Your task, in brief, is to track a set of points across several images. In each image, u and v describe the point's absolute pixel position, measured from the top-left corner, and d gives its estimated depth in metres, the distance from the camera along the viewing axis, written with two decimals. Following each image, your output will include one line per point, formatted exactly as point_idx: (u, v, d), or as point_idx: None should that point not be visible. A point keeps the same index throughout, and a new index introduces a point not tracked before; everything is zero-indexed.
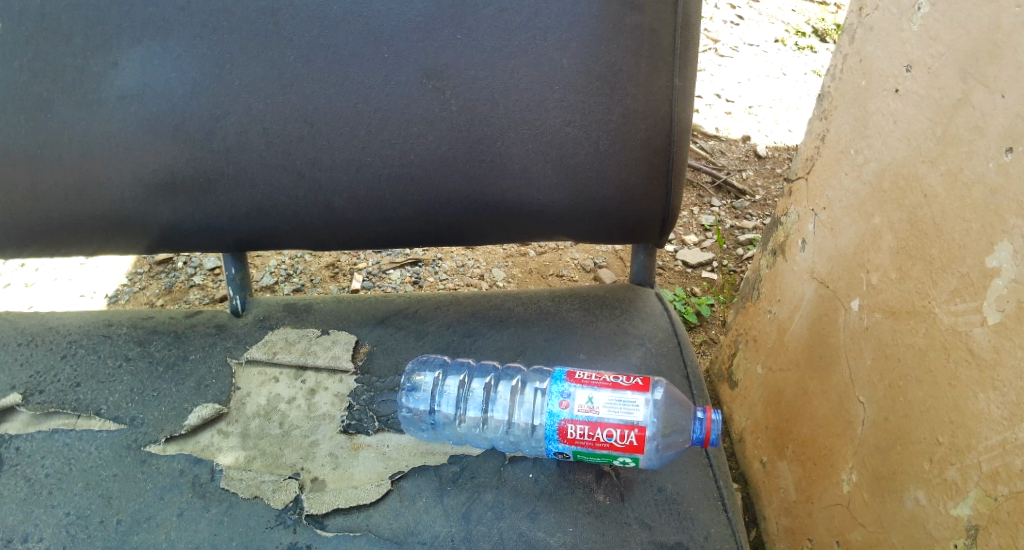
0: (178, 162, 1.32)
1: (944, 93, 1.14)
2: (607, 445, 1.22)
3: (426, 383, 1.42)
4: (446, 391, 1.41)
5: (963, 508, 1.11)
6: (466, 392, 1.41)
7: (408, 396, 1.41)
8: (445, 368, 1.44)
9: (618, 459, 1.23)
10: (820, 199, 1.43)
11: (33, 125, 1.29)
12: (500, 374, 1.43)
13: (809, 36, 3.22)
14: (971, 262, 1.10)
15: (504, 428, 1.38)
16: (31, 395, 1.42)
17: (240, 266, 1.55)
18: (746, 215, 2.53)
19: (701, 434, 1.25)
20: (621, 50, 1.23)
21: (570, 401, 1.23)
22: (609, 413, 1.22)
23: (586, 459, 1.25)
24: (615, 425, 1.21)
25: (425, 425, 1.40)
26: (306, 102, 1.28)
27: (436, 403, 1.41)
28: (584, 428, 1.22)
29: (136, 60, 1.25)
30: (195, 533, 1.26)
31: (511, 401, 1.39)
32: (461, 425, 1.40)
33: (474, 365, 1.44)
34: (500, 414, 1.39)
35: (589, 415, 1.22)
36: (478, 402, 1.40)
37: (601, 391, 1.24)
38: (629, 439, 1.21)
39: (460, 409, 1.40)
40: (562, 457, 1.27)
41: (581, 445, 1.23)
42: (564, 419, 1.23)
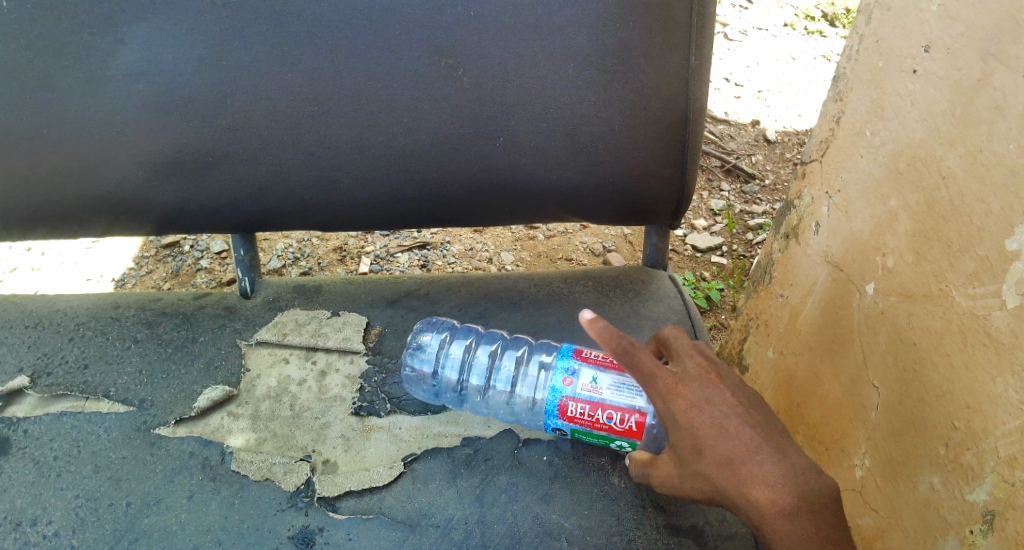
0: (186, 142, 1.31)
1: (964, 73, 1.13)
2: (606, 427, 1.22)
3: (432, 345, 1.45)
4: (452, 353, 1.44)
5: (979, 493, 1.10)
6: (472, 357, 1.44)
7: (413, 357, 1.44)
8: (454, 332, 1.46)
9: (617, 442, 1.23)
10: (835, 182, 1.41)
11: (38, 103, 1.27)
12: (507, 343, 1.45)
13: (819, 21, 3.19)
14: (990, 244, 1.09)
15: (507, 398, 1.43)
16: (38, 378, 1.41)
17: (248, 247, 1.52)
18: (756, 200, 2.51)
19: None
20: (635, 27, 1.21)
21: (575, 378, 1.22)
22: (612, 396, 1.21)
23: (583, 439, 1.25)
24: (617, 409, 1.20)
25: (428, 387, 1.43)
26: (316, 81, 1.26)
27: (442, 368, 1.43)
28: (585, 407, 1.21)
29: (141, 36, 1.23)
30: (205, 516, 1.25)
31: (516, 370, 1.42)
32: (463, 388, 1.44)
33: (482, 332, 1.46)
34: (504, 382, 1.42)
35: (592, 395, 1.21)
36: (483, 367, 1.43)
37: (607, 373, 1.22)
38: (630, 423, 1.21)
39: (463, 375, 1.44)
40: (558, 434, 1.28)
41: (580, 425, 1.23)
42: (566, 396, 1.22)
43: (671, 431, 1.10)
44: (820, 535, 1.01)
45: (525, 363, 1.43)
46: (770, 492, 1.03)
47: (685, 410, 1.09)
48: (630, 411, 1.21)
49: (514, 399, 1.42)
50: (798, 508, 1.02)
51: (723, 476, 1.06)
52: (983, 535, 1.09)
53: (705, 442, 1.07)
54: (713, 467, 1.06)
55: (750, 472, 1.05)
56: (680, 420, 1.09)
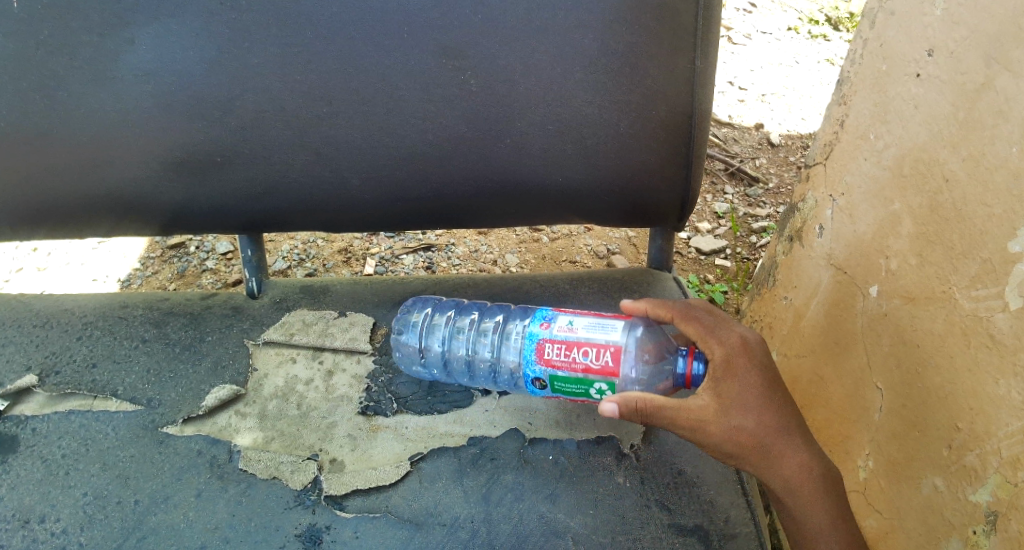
0: (195, 142, 1.33)
1: (967, 77, 1.14)
2: (582, 366, 1.20)
3: (419, 320, 1.49)
4: (435, 329, 1.47)
5: (981, 494, 1.11)
6: (454, 331, 1.47)
7: (401, 331, 1.48)
8: (438, 306, 1.51)
9: (596, 385, 1.20)
10: (838, 185, 1.41)
11: (49, 103, 1.28)
12: (490, 312, 1.49)
13: (822, 25, 3.20)
14: (992, 247, 1.10)
15: (490, 368, 1.43)
16: (46, 377, 1.42)
17: (255, 247, 1.53)
18: (759, 203, 2.52)
19: (684, 371, 1.20)
20: (642, 30, 1.22)
21: (550, 323, 1.24)
22: (585, 333, 1.21)
23: (562, 387, 1.23)
24: (592, 344, 1.20)
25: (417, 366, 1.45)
26: (326, 81, 1.27)
27: (426, 343, 1.46)
28: (560, 347, 1.21)
29: (152, 36, 1.24)
30: (213, 514, 1.26)
31: (495, 338, 1.44)
32: (449, 365, 1.46)
33: (466, 304, 1.51)
34: (483, 351, 1.43)
35: (567, 336, 1.22)
36: (464, 339, 1.45)
37: (582, 317, 1.24)
38: (605, 357, 1.19)
39: (448, 346, 1.46)
40: (539, 387, 1.25)
41: (557, 367, 1.22)
42: (541, 339, 1.23)
43: (723, 379, 1.13)
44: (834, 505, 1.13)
45: (502, 331, 1.45)
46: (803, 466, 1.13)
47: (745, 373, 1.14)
48: (605, 346, 1.20)
49: (498, 370, 1.42)
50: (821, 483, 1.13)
51: (771, 440, 1.12)
52: (986, 535, 1.10)
53: (762, 405, 1.12)
54: (764, 429, 1.11)
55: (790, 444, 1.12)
56: (737, 370, 1.14)
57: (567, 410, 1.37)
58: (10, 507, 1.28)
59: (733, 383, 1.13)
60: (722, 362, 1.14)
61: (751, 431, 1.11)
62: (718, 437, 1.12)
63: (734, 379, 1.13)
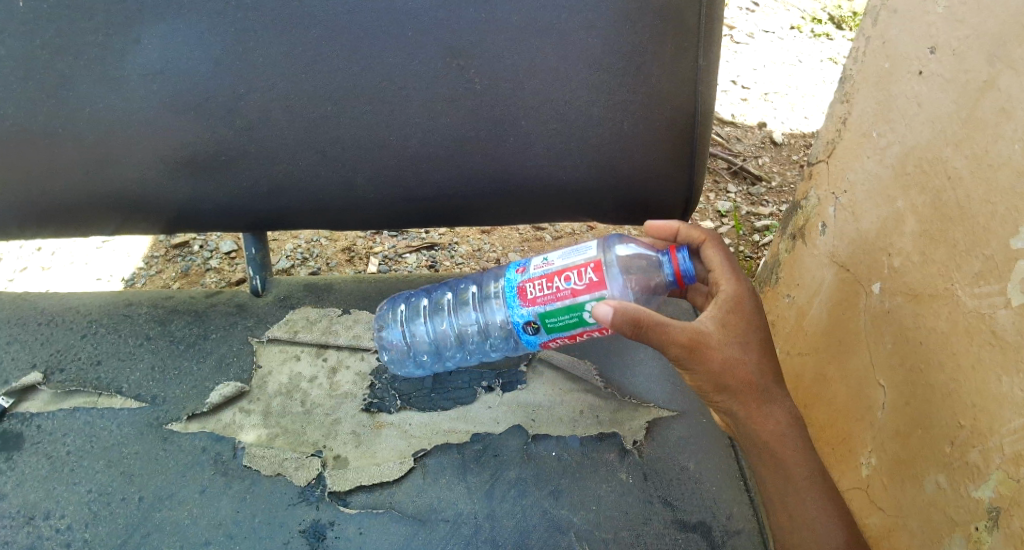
0: (201, 141, 1.33)
1: (970, 75, 1.14)
2: (569, 293, 1.17)
3: (397, 317, 1.50)
4: (414, 318, 1.49)
5: (984, 491, 1.10)
6: (433, 314, 1.49)
7: (384, 332, 1.48)
8: (411, 299, 1.52)
9: (587, 307, 1.17)
10: (841, 183, 1.42)
11: (56, 102, 1.29)
12: (462, 286, 1.52)
13: (825, 24, 3.20)
14: (995, 245, 1.09)
15: (480, 336, 1.46)
16: (52, 374, 1.43)
17: (259, 246, 1.53)
18: (762, 202, 2.52)
19: (672, 269, 1.19)
20: (645, 29, 1.23)
21: (526, 265, 1.22)
22: (562, 260, 1.19)
23: (554, 320, 1.19)
24: (571, 267, 1.17)
25: (409, 362, 1.46)
26: (331, 79, 1.27)
27: (409, 335, 1.47)
28: (540, 282, 1.19)
29: (158, 36, 1.25)
30: (217, 510, 1.27)
31: (476, 308, 1.47)
32: (438, 349, 1.47)
33: (437, 287, 1.54)
34: (467, 320, 1.46)
35: (545, 269, 1.20)
36: (444, 318, 1.48)
37: (556, 249, 1.22)
38: (588, 274, 1.16)
39: (432, 331, 1.47)
40: (533, 330, 1.22)
41: (544, 302, 1.19)
42: (522, 280, 1.21)
43: (730, 310, 1.15)
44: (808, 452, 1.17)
45: (479, 299, 1.49)
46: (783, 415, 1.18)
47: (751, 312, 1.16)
48: (585, 264, 1.17)
49: (488, 335, 1.45)
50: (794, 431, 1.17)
51: (767, 384, 1.16)
52: (988, 532, 1.10)
53: (766, 348, 1.16)
54: (763, 371, 1.15)
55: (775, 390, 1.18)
56: (746, 305, 1.16)
57: (570, 407, 1.38)
58: (16, 504, 1.28)
59: (742, 319, 1.15)
60: (734, 296, 1.17)
61: (751, 371, 1.14)
62: (717, 366, 1.13)
63: (744, 315, 1.15)
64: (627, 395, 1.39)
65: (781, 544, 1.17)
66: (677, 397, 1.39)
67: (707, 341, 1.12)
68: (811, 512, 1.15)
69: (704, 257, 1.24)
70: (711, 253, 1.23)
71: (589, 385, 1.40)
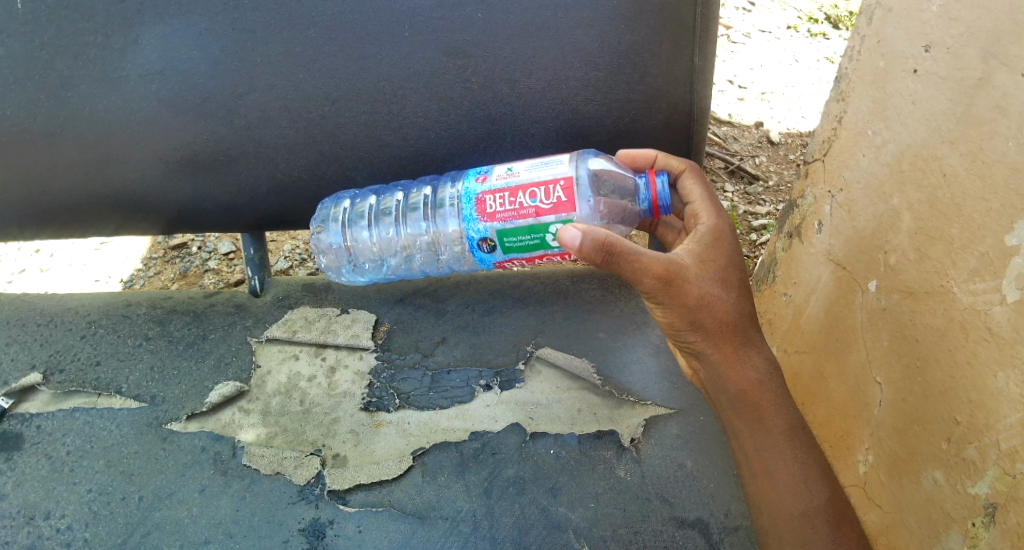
0: (200, 140, 1.40)
1: (964, 73, 1.14)
2: (531, 211, 1.23)
3: (338, 217, 1.50)
4: (356, 222, 1.50)
5: (980, 487, 1.10)
6: (376, 218, 1.49)
7: (326, 233, 1.51)
8: (353, 198, 1.49)
9: (550, 229, 1.23)
10: (837, 181, 1.42)
11: (55, 102, 1.36)
12: (408, 187, 1.47)
13: (821, 23, 3.21)
14: (991, 241, 1.10)
15: (426, 247, 1.51)
16: (51, 374, 1.44)
17: (257, 245, 1.56)
18: (759, 201, 2.52)
19: (649, 195, 1.23)
20: (643, 27, 1.27)
21: (489, 177, 1.28)
22: (528, 176, 1.24)
23: (512, 237, 1.25)
24: (538, 185, 1.23)
25: (350, 263, 1.57)
26: (338, 76, 1.34)
27: (351, 239, 1.52)
28: (502, 195, 1.25)
29: (157, 36, 1.33)
30: (217, 509, 1.28)
31: (425, 216, 1.46)
32: (381, 249, 1.53)
33: (381, 187, 1.48)
34: (415, 230, 1.48)
35: (509, 183, 1.25)
36: (389, 223, 1.49)
37: (521, 163, 1.27)
38: (556, 194, 1.22)
39: (374, 236, 1.51)
40: (489, 249, 1.29)
41: (505, 219, 1.25)
42: (483, 192, 1.27)
43: (709, 246, 1.18)
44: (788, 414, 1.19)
45: (430, 202, 1.45)
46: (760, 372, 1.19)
47: (727, 250, 1.19)
48: (553, 183, 1.23)
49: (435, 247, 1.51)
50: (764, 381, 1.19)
51: (742, 328, 1.18)
52: (985, 527, 1.10)
53: (742, 289, 1.18)
54: (738, 311, 1.18)
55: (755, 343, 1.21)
56: (724, 242, 1.19)
57: (568, 405, 1.38)
58: (16, 503, 1.29)
59: (718, 256, 1.18)
60: (712, 231, 1.20)
61: (727, 312, 1.17)
62: (694, 303, 1.15)
63: (720, 251, 1.18)
64: (625, 393, 1.40)
65: (753, 499, 1.18)
66: (675, 395, 1.40)
67: (685, 275, 1.15)
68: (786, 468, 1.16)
69: (682, 187, 1.28)
70: (689, 183, 1.27)
71: (587, 383, 1.40)
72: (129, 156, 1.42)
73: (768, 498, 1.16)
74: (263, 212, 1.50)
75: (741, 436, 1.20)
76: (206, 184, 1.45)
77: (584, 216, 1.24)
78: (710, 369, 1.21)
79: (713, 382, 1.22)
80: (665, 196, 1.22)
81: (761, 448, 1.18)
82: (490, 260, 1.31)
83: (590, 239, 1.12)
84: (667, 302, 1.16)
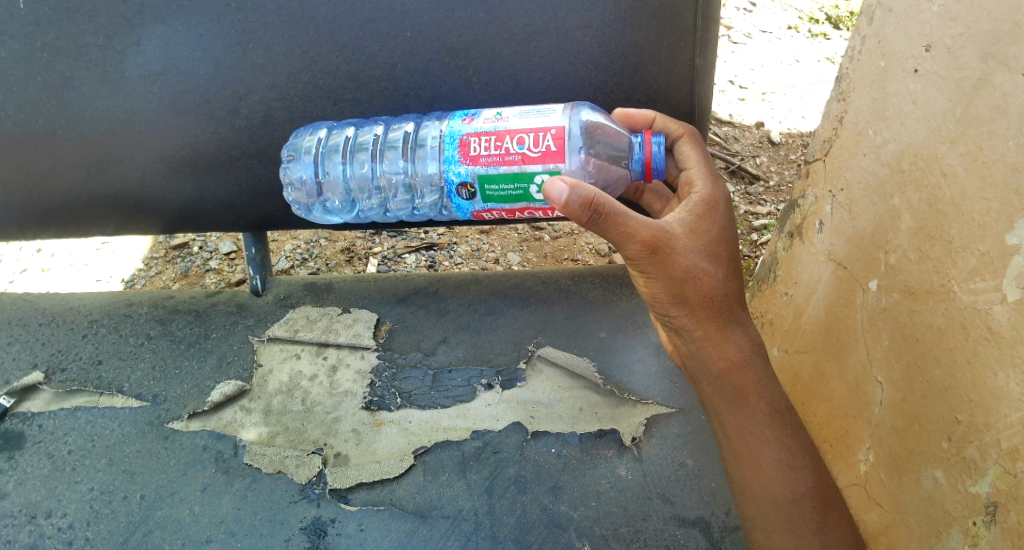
0: (201, 142, 1.42)
1: (964, 73, 1.14)
2: (516, 158, 1.18)
3: (312, 148, 1.41)
4: (331, 156, 1.41)
5: (981, 485, 1.10)
6: (352, 154, 1.40)
7: (297, 165, 1.42)
8: (331, 128, 1.41)
9: (535, 178, 1.18)
10: (838, 181, 1.42)
11: (57, 103, 1.38)
12: (390, 122, 1.40)
13: (822, 24, 3.21)
14: (991, 240, 1.10)
15: (402, 192, 1.42)
16: (53, 374, 1.44)
17: (259, 245, 1.57)
18: (760, 201, 2.52)
19: (643, 155, 1.19)
20: (643, 28, 1.32)
21: (476, 120, 1.22)
22: (517, 122, 1.19)
23: (493, 184, 1.20)
24: (528, 131, 1.18)
25: (318, 202, 1.46)
26: (344, 75, 1.37)
27: (323, 174, 1.42)
28: (488, 139, 1.19)
29: (158, 38, 1.35)
30: (219, 508, 1.28)
31: (405, 155, 1.39)
32: (354, 189, 1.44)
33: (361, 120, 1.41)
34: (393, 171, 1.40)
35: (496, 128, 1.20)
36: (365, 160, 1.40)
37: (511, 109, 1.22)
38: (545, 143, 1.17)
39: (347, 173, 1.42)
40: (468, 196, 1.23)
41: (488, 164, 1.19)
42: (468, 135, 1.21)
43: (703, 216, 1.17)
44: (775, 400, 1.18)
45: (413, 142, 1.38)
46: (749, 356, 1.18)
47: (720, 223, 1.17)
48: (544, 131, 1.18)
49: (411, 193, 1.42)
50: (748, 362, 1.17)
51: (729, 306, 1.17)
52: (986, 526, 1.09)
53: (731, 265, 1.16)
54: (725, 288, 1.16)
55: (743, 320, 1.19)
56: (718, 213, 1.18)
57: (570, 404, 1.38)
58: (18, 503, 1.29)
59: (709, 227, 1.17)
60: (706, 200, 1.19)
61: (712, 288, 1.15)
62: (681, 276, 1.13)
63: (711, 223, 1.17)
64: (626, 392, 1.40)
65: (736, 484, 1.18)
66: (676, 394, 1.40)
67: (672, 245, 1.12)
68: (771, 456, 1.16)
69: (680, 153, 1.27)
70: (686, 148, 1.26)
71: (588, 382, 1.41)
72: (133, 155, 1.43)
73: (752, 483, 1.16)
74: (265, 211, 1.50)
75: (721, 416, 1.18)
76: (208, 183, 1.46)
77: (573, 168, 1.18)
78: (690, 346, 1.18)
79: (691, 358, 1.19)
80: (660, 159, 1.18)
81: (744, 433, 1.17)
82: (468, 208, 1.25)
83: (576, 196, 1.07)
84: (651, 270, 1.12)
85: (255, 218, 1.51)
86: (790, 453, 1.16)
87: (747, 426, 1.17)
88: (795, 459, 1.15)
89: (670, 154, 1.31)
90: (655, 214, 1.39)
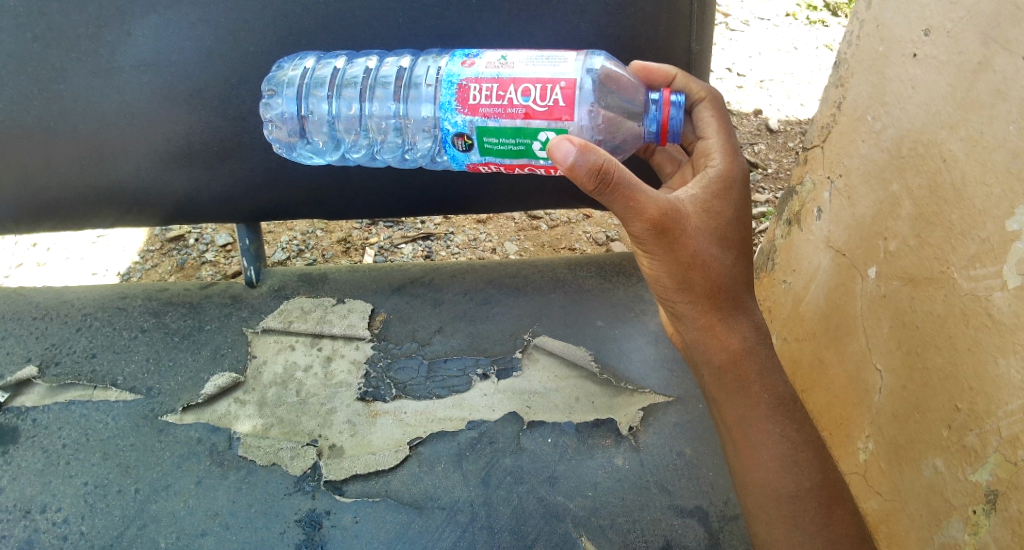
0: (194, 132, 1.41)
1: (965, 57, 1.13)
2: (521, 111, 1.15)
3: (297, 79, 1.35)
4: (315, 90, 1.35)
5: (981, 474, 1.09)
6: (338, 89, 1.34)
7: (281, 96, 1.37)
8: (318, 58, 1.36)
9: (539, 135, 1.15)
10: (837, 167, 1.41)
11: (48, 94, 1.37)
12: (384, 55, 1.36)
13: (820, 11, 3.17)
14: (991, 227, 1.08)
15: (394, 135, 1.36)
16: (47, 367, 1.43)
17: (253, 236, 1.56)
18: (758, 189, 2.51)
19: (660, 118, 1.16)
20: (637, 15, 1.33)
21: (478, 63, 1.18)
22: (523, 70, 1.16)
23: (492, 136, 1.17)
24: (534, 82, 1.14)
25: (300, 139, 1.40)
26: (347, 48, 1.36)
27: (307, 110, 1.36)
28: (491, 88, 1.16)
29: (149, 27, 1.35)
30: (213, 501, 1.27)
31: (397, 95, 1.32)
32: (340, 128, 1.38)
33: (350, 53, 1.36)
34: (383, 113, 1.34)
35: (500, 76, 1.16)
36: (352, 97, 1.34)
37: (518, 53, 1.18)
38: (553, 97, 1.14)
39: (333, 108, 1.35)
40: (464, 148, 1.20)
41: (488, 115, 1.16)
42: (469, 81, 1.17)
43: (716, 197, 1.16)
44: (773, 386, 1.16)
45: (407, 82, 1.32)
46: (751, 337, 1.17)
47: (733, 202, 1.17)
48: (551, 83, 1.15)
49: (402, 136, 1.36)
50: (748, 351, 1.16)
51: (735, 293, 1.15)
52: (987, 516, 1.08)
53: (739, 249, 1.16)
54: (731, 273, 1.15)
55: (750, 306, 1.17)
56: (732, 193, 1.17)
57: (566, 394, 1.37)
58: (12, 498, 1.29)
59: (722, 207, 1.16)
60: (721, 178, 1.18)
61: (718, 274, 1.14)
62: (687, 260, 1.12)
63: (724, 203, 1.16)
64: (623, 381, 1.39)
65: (733, 471, 1.17)
66: (674, 382, 1.39)
67: (682, 226, 1.10)
68: (777, 451, 1.14)
69: (699, 118, 1.25)
70: (706, 114, 1.25)
71: (586, 372, 1.39)
72: (125, 147, 1.42)
73: (750, 476, 1.14)
74: (259, 202, 1.49)
75: (721, 404, 1.17)
76: (200, 175, 1.45)
77: (580, 124, 1.16)
78: (691, 332, 1.17)
79: (692, 346, 1.18)
80: (677, 122, 1.16)
81: (744, 424, 1.16)
82: (463, 159, 1.22)
83: (585, 161, 1.04)
84: (657, 250, 1.11)
85: (249, 210, 1.50)
86: (792, 446, 1.14)
87: (747, 414, 1.16)
88: (798, 453, 1.14)
89: (686, 117, 1.28)
90: (665, 176, 1.37)
